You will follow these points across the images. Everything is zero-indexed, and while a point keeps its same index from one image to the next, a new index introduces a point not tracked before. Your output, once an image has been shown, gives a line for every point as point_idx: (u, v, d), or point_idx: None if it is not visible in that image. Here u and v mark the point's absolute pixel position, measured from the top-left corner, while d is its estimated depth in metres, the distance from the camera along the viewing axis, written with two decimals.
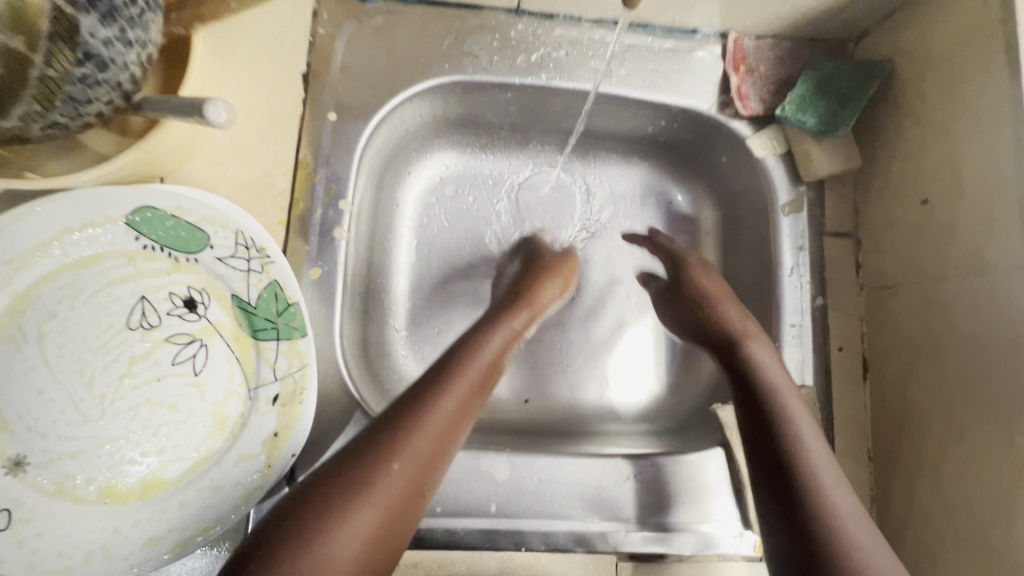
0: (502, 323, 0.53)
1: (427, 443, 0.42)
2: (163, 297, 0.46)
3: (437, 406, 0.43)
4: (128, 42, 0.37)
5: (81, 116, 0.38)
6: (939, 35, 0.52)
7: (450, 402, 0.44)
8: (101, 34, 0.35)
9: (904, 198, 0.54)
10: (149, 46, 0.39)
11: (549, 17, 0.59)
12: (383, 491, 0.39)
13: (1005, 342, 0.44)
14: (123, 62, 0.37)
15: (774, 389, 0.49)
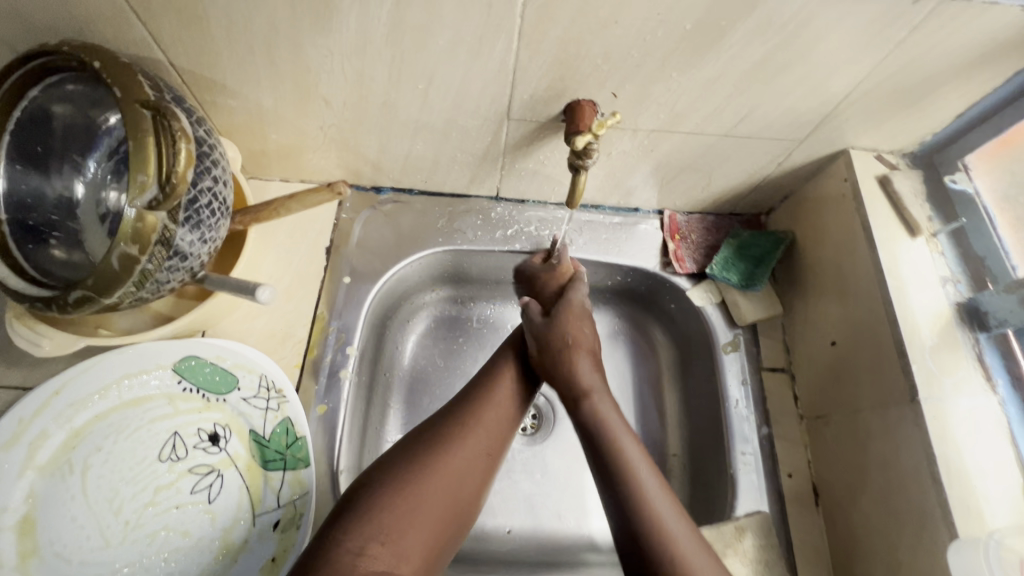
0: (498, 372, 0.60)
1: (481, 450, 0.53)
2: (192, 431, 0.54)
3: (487, 418, 0.55)
4: (202, 240, 0.51)
5: (159, 290, 0.50)
6: (820, 214, 0.67)
7: (496, 417, 0.56)
8: (187, 237, 0.49)
9: (821, 340, 0.64)
10: (215, 239, 0.53)
11: (521, 201, 0.75)
12: (444, 477, 0.50)
13: (909, 466, 0.51)
14: (197, 252, 0.51)
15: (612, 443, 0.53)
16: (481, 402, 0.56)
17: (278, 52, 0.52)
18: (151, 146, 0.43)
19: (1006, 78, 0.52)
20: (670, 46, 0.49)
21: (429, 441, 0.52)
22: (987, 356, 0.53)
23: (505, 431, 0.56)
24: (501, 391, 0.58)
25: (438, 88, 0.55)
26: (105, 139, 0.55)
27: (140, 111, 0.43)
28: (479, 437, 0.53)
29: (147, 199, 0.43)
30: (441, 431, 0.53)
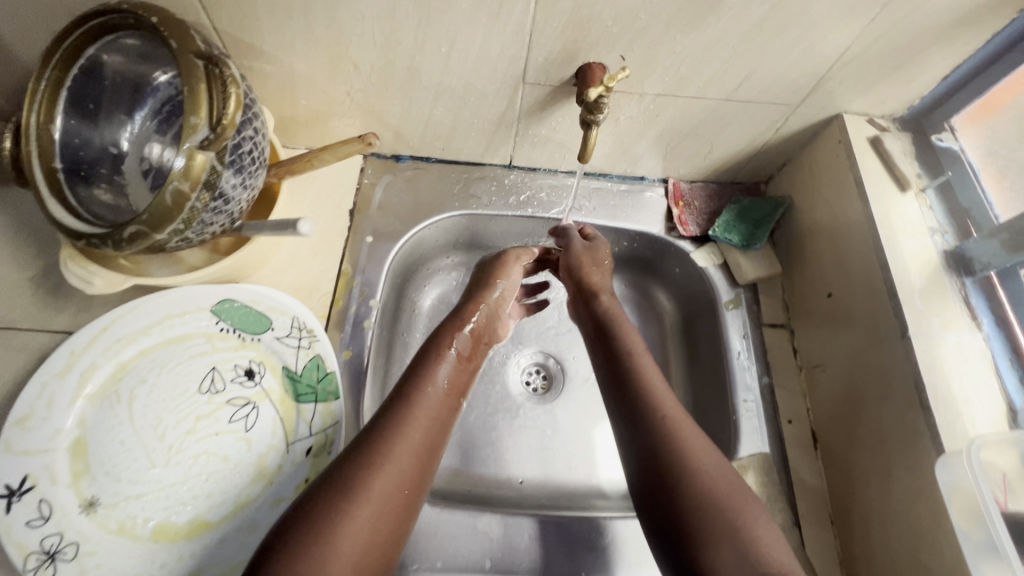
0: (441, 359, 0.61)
1: (406, 466, 0.51)
2: (229, 367, 0.58)
3: (411, 434, 0.53)
4: (242, 186, 0.55)
5: (201, 232, 0.54)
6: (816, 177, 0.71)
7: (419, 430, 0.54)
8: (230, 181, 0.52)
9: (819, 293, 0.68)
10: (253, 188, 0.57)
11: (532, 169, 0.80)
12: (371, 504, 0.47)
13: (901, 397, 0.54)
14: (237, 198, 0.55)
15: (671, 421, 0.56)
16: (402, 418, 0.54)
17: (314, 16, 0.56)
18: (202, 92, 0.47)
19: (986, 40, 0.56)
20: (675, 8, 0.54)
21: (352, 467, 0.49)
22: (972, 297, 0.57)
23: (429, 445, 0.54)
24: (425, 403, 0.56)
25: (459, 52, 0.60)
26: (153, 97, 0.59)
27: (193, 61, 0.48)
28: (403, 454, 0.51)
29: (197, 139, 0.47)
30: (364, 451, 0.50)
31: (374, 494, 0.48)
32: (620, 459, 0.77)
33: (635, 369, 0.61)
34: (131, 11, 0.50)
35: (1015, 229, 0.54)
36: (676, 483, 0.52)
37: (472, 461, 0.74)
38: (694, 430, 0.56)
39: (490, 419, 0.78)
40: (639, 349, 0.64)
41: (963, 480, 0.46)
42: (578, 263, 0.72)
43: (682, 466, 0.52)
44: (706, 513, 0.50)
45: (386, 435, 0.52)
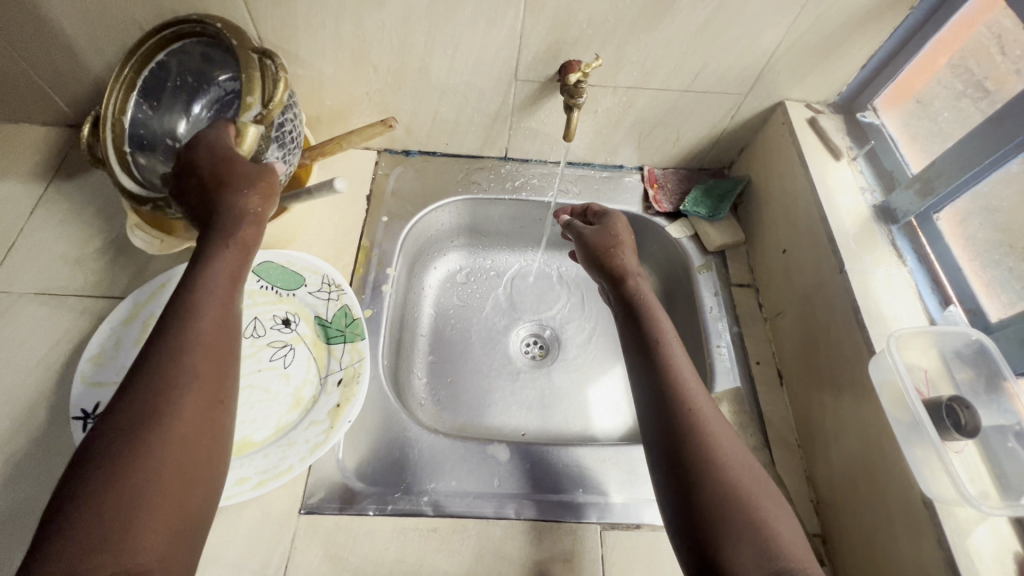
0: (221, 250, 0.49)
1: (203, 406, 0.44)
2: (269, 316, 0.67)
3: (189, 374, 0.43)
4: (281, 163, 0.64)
5: None
6: (767, 156, 0.83)
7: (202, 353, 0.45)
8: (272, 154, 0.61)
9: (776, 252, 0.79)
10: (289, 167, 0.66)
11: (525, 161, 0.91)
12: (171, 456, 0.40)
13: (843, 321, 0.64)
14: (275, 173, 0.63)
15: (695, 409, 0.54)
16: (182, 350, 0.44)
17: (343, 25, 0.69)
18: (256, 78, 0.58)
19: (890, 32, 0.69)
20: (636, 11, 0.67)
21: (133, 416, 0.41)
22: (897, 240, 0.68)
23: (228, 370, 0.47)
24: (205, 319, 0.46)
25: (462, 53, 0.72)
26: (209, 95, 0.68)
27: (250, 55, 0.59)
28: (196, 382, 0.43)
29: (250, 115, 0.57)
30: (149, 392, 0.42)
31: (173, 439, 0.41)
32: (612, 411, 0.84)
33: (660, 356, 0.59)
34: (199, 19, 0.62)
35: (924, 180, 0.65)
36: (697, 474, 0.50)
37: (477, 415, 0.82)
38: (718, 421, 0.54)
39: (493, 381, 0.86)
40: (670, 335, 0.61)
41: (890, 374, 0.55)
42: (603, 245, 0.72)
43: (704, 453, 0.51)
44: (726, 505, 0.48)
45: (159, 390, 0.42)
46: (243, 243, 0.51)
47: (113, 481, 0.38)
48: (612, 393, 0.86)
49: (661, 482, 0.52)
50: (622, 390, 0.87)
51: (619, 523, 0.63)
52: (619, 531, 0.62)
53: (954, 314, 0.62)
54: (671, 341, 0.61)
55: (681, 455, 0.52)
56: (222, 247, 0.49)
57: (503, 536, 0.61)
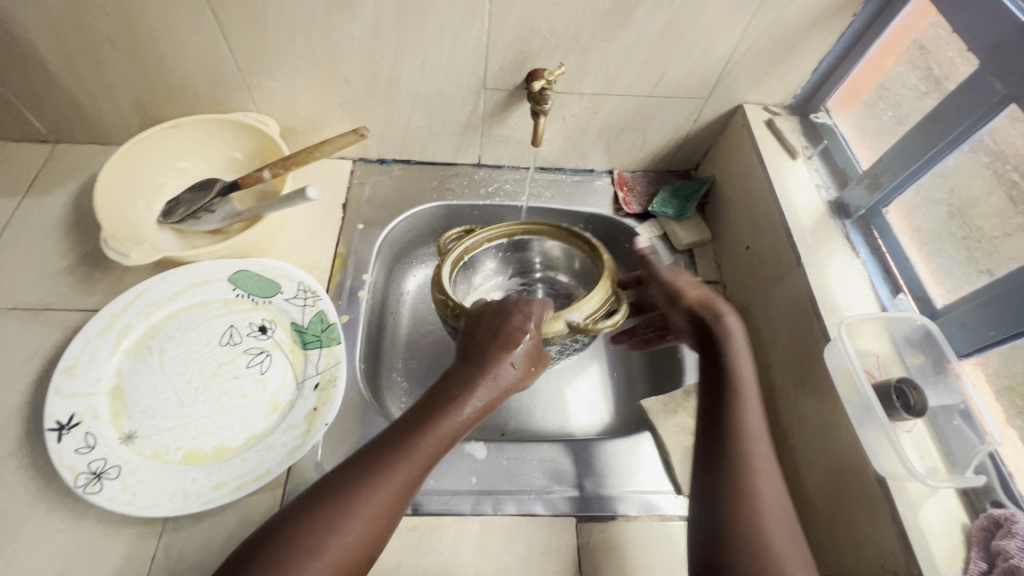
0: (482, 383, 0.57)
1: (377, 524, 0.49)
2: (245, 325, 0.68)
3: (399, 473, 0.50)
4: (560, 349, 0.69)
5: None
6: (729, 158, 0.86)
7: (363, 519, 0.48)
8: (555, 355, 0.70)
9: (741, 249, 0.82)
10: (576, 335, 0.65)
11: (499, 167, 0.94)
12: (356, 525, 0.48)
13: (803, 313, 0.67)
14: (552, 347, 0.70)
15: (755, 470, 0.52)
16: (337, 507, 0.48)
17: (314, 38, 0.71)
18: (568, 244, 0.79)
19: (837, 37, 0.73)
20: (596, 21, 0.69)
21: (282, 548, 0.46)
22: (851, 234, 0.71)
23: (398, 506, 0.51)
24: (431, 445, 0.53)
25: (431, 64, 0.75)
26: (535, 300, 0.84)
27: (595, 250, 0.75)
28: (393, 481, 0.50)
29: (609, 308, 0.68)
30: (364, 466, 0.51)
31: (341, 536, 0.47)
32: (589, 409, 0.86)
33: (738, 413, 0.56)
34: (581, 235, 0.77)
35: (872, 175, 0.68)
36: (737, 520, 0.49)
37: None
38: (775, 485, 0.52)
39: None
40: (749, 388, 0.58)
41: (843, 360, 0.58)
42: (681, 287, 0.67)
43: (752, 516, 0.49)
44: (760, 568, 0.46)
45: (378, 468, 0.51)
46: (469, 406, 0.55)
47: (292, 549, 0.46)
48: (589, 392, 0.88)
49: (700, 527, 0.51)
50: (599, 387, 0.89)
51: (594, 515, 0.65)
52: (594, 523, 0.64)
53: (903, 302, 0.64)
54: (750, 402, 0.57)
55: (731, 502, 0.50)
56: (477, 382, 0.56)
57: (480, 533, 0.62)
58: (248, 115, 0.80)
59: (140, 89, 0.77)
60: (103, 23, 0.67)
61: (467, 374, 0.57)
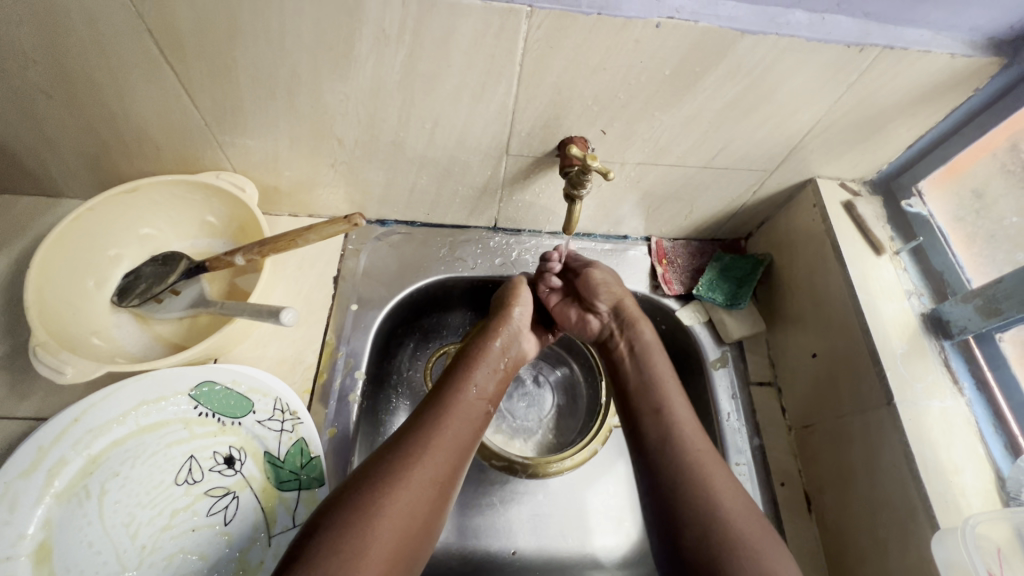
0: (475, 366, 0.61)
1: (432, 487, 0.49)
2: (208, 455, 0.56)
3: (439, 441, 0.52)
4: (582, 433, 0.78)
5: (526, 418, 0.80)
6: (791, 240, 0.73)
7: (416, 488, 0.48)
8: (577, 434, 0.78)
9: (804, 352, 0.69)
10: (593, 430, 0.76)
11: (517, 231, 0.80)
12: (415, 486, 0.48)
13: (896, 468, 0.54)
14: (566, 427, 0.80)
15: (677, 421, 0.56)
16: (396, 473, 0.48)
17: (298, 97, 0.57)
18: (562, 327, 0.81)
19: (946, 113, 0.59)
20: (652, 89, 0.55)
21: (333, 533, 0.44)
22: (952, 360, 0.59)
23: (450, 471, 0.52)
24: (456, 415, 0.55)
25: (443, 128, 0.61)
26: (545, 373, 0.84)
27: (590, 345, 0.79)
28: (438, 446, 0.52)
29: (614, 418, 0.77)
30: (409, 438, 0.52)
31: (401, 495, 0.47)
32: (613, 524, 0.74)
33: (647, 365, 0.63)
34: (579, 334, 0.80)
35: (988, 296, 0.56)
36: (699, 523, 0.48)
37: (463, 531, 0.72)
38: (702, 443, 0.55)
39: (480, 487, 0.74)
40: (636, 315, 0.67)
41: (959, 558, 0.47)
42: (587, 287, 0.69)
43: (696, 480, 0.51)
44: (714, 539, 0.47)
45: (417, 434, 0.52)
46: (473, 387, 0.58)
47: (357, 504, 0.46)
48: (613, 501, 0.76)
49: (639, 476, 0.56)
50: (624, 495, 0.76)
51: None
52: None
53: None
54: (642, 324, 0.66)
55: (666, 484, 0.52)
56: (468, 371, 0.60)
57: None
58: (222, 177, 0.66)
59: (88, 145, 0.63)
60: (33, 74, 0.53)
61: (463, 367, 0.60)
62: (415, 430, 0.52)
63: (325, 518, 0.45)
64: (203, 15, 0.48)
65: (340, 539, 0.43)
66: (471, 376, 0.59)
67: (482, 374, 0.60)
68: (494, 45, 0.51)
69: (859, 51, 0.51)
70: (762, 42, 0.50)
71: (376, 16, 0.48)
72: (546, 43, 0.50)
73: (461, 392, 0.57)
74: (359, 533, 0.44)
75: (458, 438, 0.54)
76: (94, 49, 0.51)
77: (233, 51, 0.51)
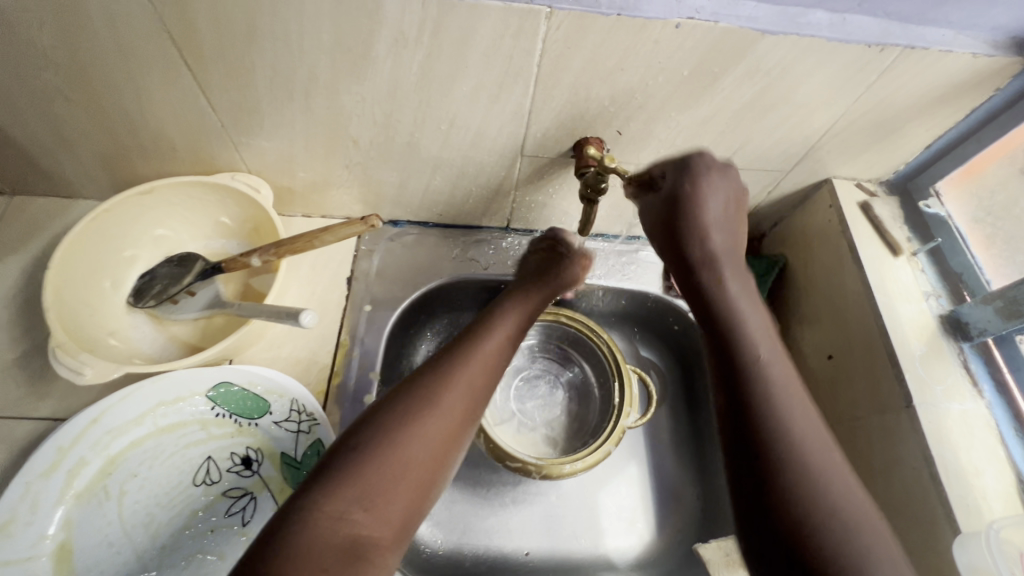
0: (507, 310, 0.60)
1: (462, 414, 0.49)
2: (225, 456, 0.56)
3: (472, 370, 0.51)
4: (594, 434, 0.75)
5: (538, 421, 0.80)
6: (806, 240, 0.73)
7: (449, 410, 0.48)
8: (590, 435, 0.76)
9: (819, 355, 0.69)
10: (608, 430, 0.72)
11: (530, 232, 0.80)
12: (448, 409, 0.48)
13: (916, 471, 0.54)
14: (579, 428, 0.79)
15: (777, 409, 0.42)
16: (425, 401, 0.47)
17: (315, 98, 0.57)
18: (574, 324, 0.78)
19: (965, 114, 0.59)
20: (670, 89, 0.55)
21: (370, 445, 0.43)
22: (971, 362, 0.59)
23: (478, 403, 0.51)
24: (488, 350, 0.54)
25: (459, 128, 0.60)
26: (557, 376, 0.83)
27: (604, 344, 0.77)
28: (472, 375, 0.51)
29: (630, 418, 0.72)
30: (441, 365, 0.51)
31: (433, 418, 0.46)
32: (626, 525, 0.74)
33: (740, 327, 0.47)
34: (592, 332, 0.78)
35: (1009, 298, 0.55)
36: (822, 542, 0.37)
37: (476, 531, 0.72)
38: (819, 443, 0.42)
39: (493, 487, 0.75)
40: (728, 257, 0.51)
41: (983, 563, 0.47)
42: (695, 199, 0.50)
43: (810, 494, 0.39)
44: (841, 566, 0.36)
45: (451, 360, 0.51)
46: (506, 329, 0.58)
47: (392, 420, 0.45)
48: (625, 501, 0.75)
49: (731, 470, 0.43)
50: (637, 496, 0.76)
51: None
52: None
53: None
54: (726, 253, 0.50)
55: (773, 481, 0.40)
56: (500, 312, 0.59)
57: None
58: (237, 178, 0.67)
59: (104, 146, 0.63)
60: (52, 76, 0.54)
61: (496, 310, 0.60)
62: (447, 358, 0.52)
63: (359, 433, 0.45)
64: (222, 17, 0.48)
65: (365, 464, 0.42)
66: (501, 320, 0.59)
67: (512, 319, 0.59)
68: (512, 47, 0.51)
69: (879, 52, 0.51)
70: (782, 43, 0.50)
71: (395, 18, 0.48)
72: (564, 44, 0.50)
73: (493, 330, 0.57)
74: (393, 450, 0.44)
75: (488, 367, 0.53)
76: (113, 51, 0.51)
77: (251, 53, 0.51)
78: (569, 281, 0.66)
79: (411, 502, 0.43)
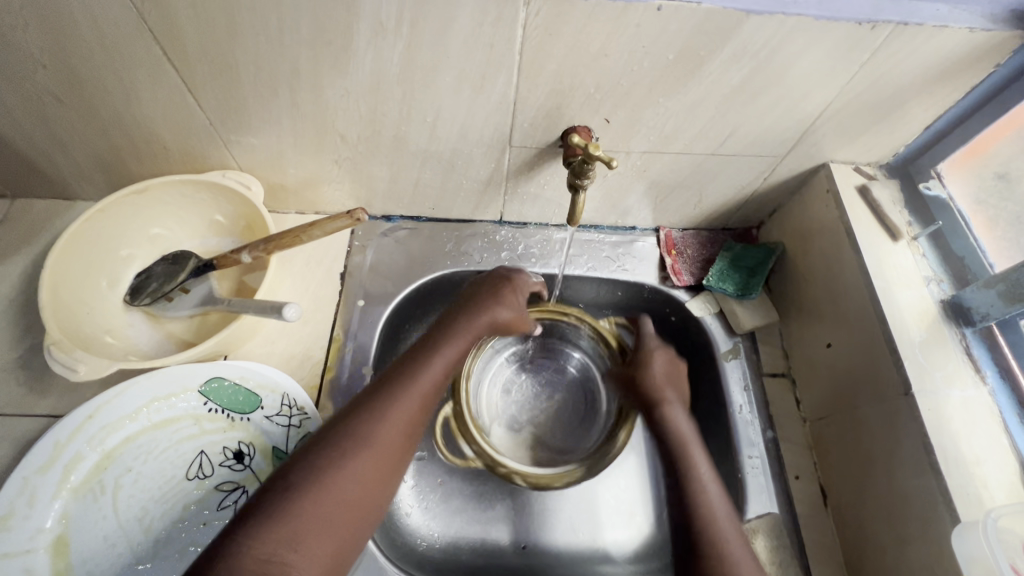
0: (456, 330, 0.58)
1: (393, 452, 0.49)
2: (218, 450, 0.57)
3: (407, 402, 0.51)
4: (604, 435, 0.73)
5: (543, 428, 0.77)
6: (805, 226, 0.71)
7: (383, 446, 0.49)
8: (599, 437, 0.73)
9: (819, 343, 0.67)
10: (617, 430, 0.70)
11: (523, 224, 0.79)
12: (380, 447, 0.48)
13: (916, 461, 0.52)
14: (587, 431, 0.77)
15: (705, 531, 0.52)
16: (357, 440, 0.48)
17: (299, 94, 0.57)
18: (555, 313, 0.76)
19: (964, 92, 0.57)
20: (656, 74, 0.54)
21: (299, 486, 0.44)
22: (973, 348, 0.57)
23: (413, 434, 0.52)
24: (426, 376, 0.54)
25: (444, 120, 0.60)
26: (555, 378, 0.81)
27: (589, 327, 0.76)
28: (409, 407, 0.51)
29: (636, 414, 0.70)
30: (379, 396, 0.51)
31: (366, 458, 0.47)
32: (624, 518, 0.73)
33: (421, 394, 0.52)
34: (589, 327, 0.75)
35: (1010, 282, 0.53)
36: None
37: (472, 523, 0.71)
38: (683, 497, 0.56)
39: (489, 480, 0.74)
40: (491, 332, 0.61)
41: (981, 553, 0.46)
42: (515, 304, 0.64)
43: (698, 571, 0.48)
44: None
45: (390, 390, 0.51)
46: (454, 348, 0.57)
47: (324, 461, 0.46)
48: (623, 494, 0.75)
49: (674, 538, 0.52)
50: (635, 489, 0.75)
51: None
52: None
53: None
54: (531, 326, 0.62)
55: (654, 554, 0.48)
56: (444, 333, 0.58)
57: None
58: (229, 175, 0.67)
59: (98, 147, 0.64)
60: (41, 78, 0.54)
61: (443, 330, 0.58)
62: (388, 387, 0.52)
63: (291, 474, 0.45)
64: (203, 14, 0.48)
65: (295, 504, 0.43)
66: (446, 342, 0.57)
67: (458, 342, 0.57)
68: (492, 35, 0.50)
69: (870, 29, 0.49)
70: (768, 23, 0.49)
71: (373, 9, 0.48)
72: (545, 31, 0.50)
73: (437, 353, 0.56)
74: (324, 491, 0.45)
75: (422, 395, 0.53)
76: (98, 51, 0.52)
77: (233, 50, 0.52)
78: (509, 317, 0.62)
79: (341, 541, 0.44)
